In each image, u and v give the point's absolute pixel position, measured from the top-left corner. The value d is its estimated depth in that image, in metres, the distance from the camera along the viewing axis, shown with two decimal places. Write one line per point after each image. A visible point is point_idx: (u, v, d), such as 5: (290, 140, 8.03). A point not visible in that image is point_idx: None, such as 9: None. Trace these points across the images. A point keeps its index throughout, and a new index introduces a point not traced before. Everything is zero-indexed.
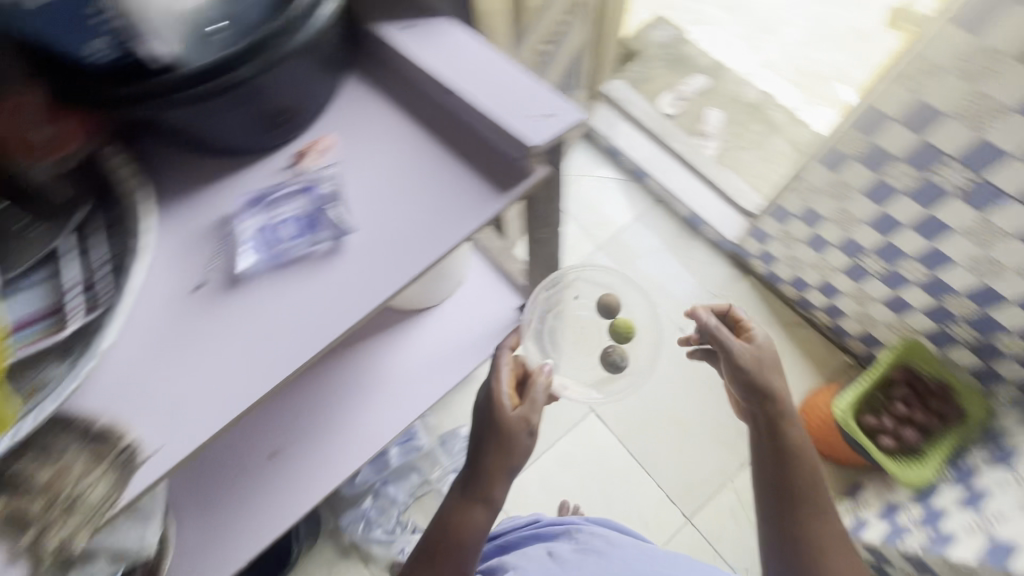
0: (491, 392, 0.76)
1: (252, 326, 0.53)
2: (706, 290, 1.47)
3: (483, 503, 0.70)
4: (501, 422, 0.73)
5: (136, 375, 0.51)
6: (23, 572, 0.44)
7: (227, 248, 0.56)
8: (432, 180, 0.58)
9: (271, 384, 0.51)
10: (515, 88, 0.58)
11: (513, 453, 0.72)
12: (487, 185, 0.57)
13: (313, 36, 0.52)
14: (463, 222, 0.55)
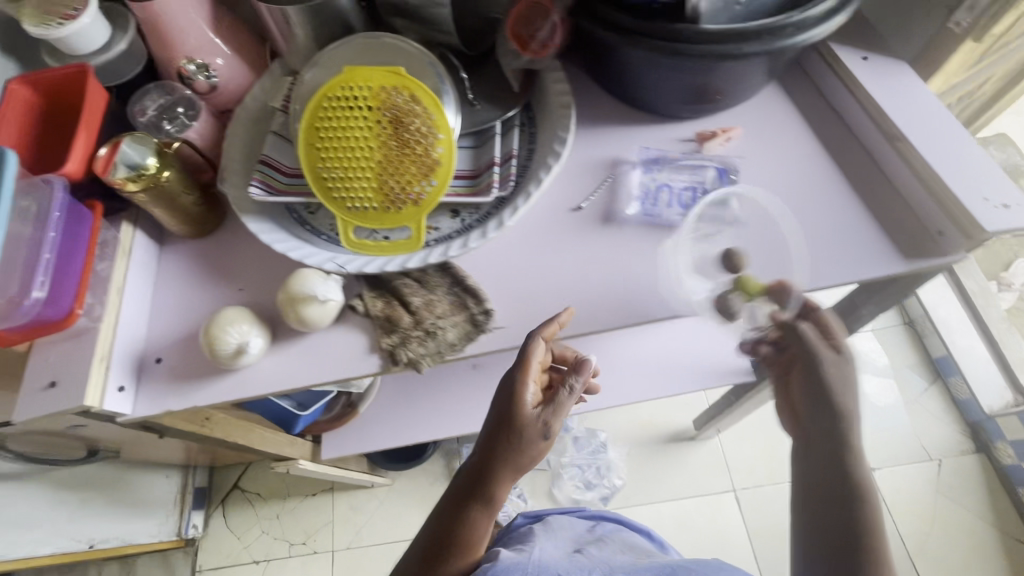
0: (509, 385, 0.57)
1: (612, 265, 0.55)
2: (923, 445, 1.27)
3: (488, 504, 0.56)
4: (514, 422, 0.55)
5: (504, 256, 0.56)
6: (378, 365, 0.53)
7: (613, 188, 0.59)
8: (832, 212, 0.55)
9: (608, 322, 0.53)
10: (975, 166, 0.53)
11: (525, 454, 0.56)
12: (883, 246, 0.53)
13: (807, 42, 0.51)
14: (852, 267, 0.53)
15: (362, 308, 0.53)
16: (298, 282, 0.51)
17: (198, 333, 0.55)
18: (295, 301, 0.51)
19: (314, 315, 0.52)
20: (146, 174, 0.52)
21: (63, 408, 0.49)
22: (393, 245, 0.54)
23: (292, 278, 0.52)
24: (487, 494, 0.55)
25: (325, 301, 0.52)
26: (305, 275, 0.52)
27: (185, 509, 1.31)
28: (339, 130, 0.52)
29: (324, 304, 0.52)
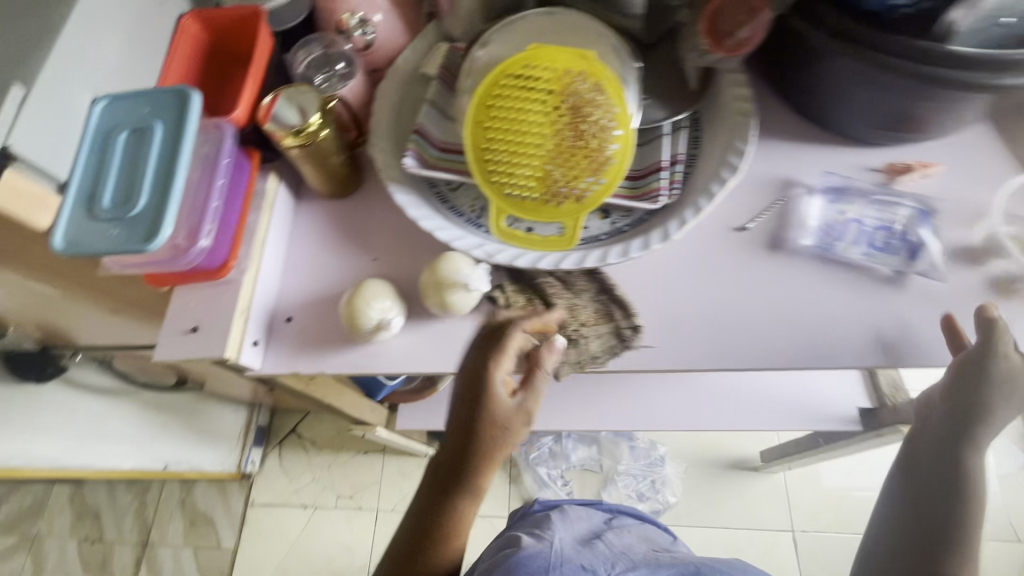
0: (478, 370, 0.47)
1: (776, 298, 0.50)
2: (1013, 525, 1.17)
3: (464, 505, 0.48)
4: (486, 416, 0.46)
5: (657, 269, 0.52)
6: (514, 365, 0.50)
7: (783, 211, 0.54)
8: None
9: (766, 361, 0.49)
10: None
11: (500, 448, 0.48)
12: None
13: None
14: None
15: (502, 301, 0.51)
16: (448, 267, 0.50)
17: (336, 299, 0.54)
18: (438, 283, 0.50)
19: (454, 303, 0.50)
20: (304, 131, 0.51)
21: (203, 355, 0.49)
22: (544, 240, 0.50)
23: (442, 260, 0.50)
24: (461, 493, 0.48)
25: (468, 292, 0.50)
26: (456, 262, 0.50)
27: (247, 444, 1.35)
28: (512, 111, 0.48)
29: (464, 295, 0.50)
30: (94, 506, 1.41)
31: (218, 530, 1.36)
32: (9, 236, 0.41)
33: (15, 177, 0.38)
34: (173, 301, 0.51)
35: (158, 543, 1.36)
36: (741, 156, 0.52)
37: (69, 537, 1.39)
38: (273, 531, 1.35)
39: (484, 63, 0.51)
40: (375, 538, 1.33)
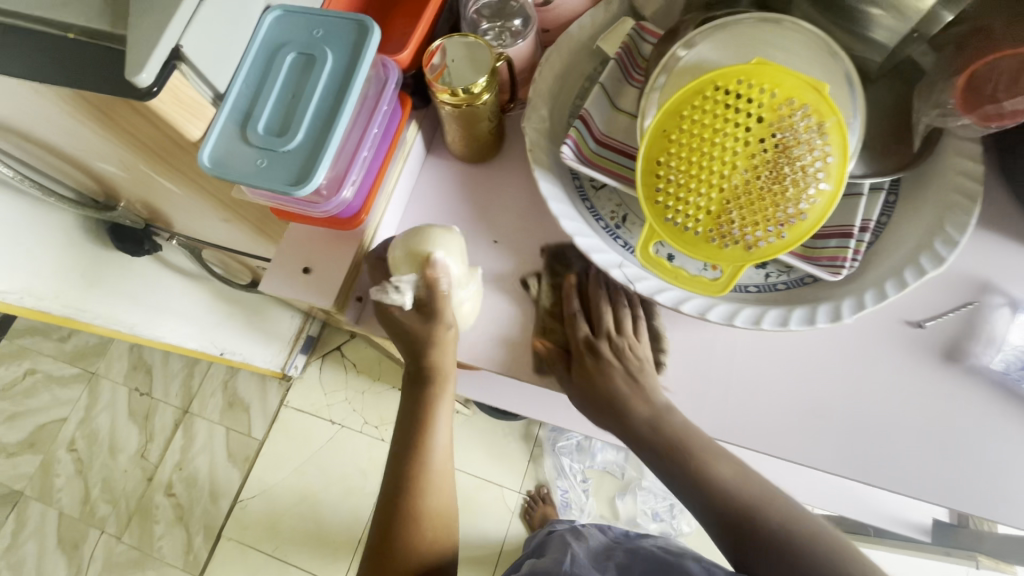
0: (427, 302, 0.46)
1: (934, 418, 0.44)
2: None
3: (433, 424, 0.50)
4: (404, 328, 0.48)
5: (804, 344, 0.46)
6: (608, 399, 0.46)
7: (973, 320, 0.46)
8: None
9: (901, 483, 0.43)
10: None
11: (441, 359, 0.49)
12: None
13: None
14: None
15: (534, 292, 0.50)
16: (398, 256, 0.46)
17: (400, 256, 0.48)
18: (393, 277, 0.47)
19: (393, 304, 0.46)
20: (466, 91, 0.45)
21: (309, 300, 0.47)
22: (691, 278, 0.45)
23: (398, 242, 0.47)
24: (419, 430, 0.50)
25: (405, 298, 0.46)
26: (407, 248, 0.46)
27: (295, 349, 1.40)
28: (708, 130, 0.41)
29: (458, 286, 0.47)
30: (149, 362, 1.51)
31: (251, 418, 1.43)
32: (159, 137, 0.39)
33: (180, 82, 0.35)
34: (288, 234, 0.49)
35: (196, 413, 1.45)
36: (951, 248, 0.44)
37: (122, 383, 1.51)
38: (300, 435, 1.41)
39: (685, 64, 0.44)
40: None
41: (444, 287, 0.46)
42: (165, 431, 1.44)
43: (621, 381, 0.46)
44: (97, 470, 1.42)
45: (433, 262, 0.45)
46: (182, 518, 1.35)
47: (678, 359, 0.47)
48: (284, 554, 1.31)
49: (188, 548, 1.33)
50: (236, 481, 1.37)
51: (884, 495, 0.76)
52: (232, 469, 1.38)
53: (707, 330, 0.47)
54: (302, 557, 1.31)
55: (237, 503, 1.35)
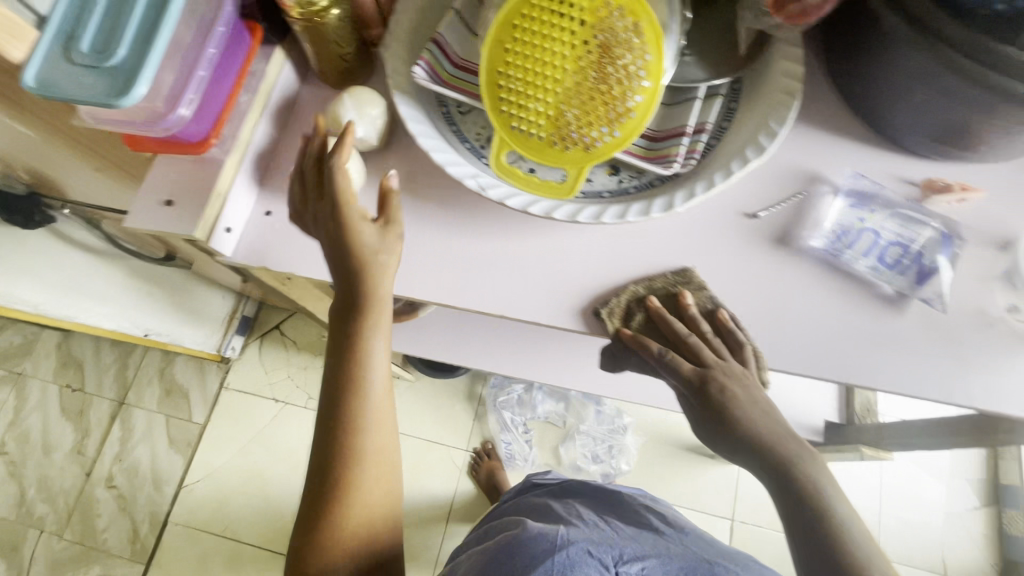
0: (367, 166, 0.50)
1: (768, 295, 0.48)
2: (944, 559, 1.21)
3: (356, 407, 0.48)
4: (350, 236, 0.46)
5: (650, 239, 0.49)
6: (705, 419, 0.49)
7: (802, 206, 0.50)
8: None
9: (740, 355, 0.47)
10: None
11: (382, 284, 0.47)
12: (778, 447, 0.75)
13: None
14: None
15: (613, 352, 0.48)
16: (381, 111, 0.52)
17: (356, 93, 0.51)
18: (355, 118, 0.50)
19: (364, 140, 0.51)
20: (307, 8, 0.47)
21: (172, 231, 0.48)
22: (541, 185, 0.47)
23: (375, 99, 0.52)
24: (344, 410, 0.47)
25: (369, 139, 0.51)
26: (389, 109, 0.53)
27: (230, 330, 1.37)
28: (538, 36, 0.44)
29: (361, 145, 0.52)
30: (79, 358, 1.46)
31: (192, 404, 1.41)
32: None
33: None
34: (152, 170, 0.49)
35: (133, 404, 1.42)
36: (771, 139, 0.48)
37: (52, 381, 1.45)
38: (242, 415, 1.40)
39: None
40: None
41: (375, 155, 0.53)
42: (101, 425, 1.40)
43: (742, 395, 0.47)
44: (32, 471, 1.38)
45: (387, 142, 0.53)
46: (126, 509, 1.33)
47: (536, 262, 0.50)
48: (234, 533, 1.31)
49: (133, 538, 1.31)
50: (179, 467, 1.35)
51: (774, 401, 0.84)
52: (174, 455, 1.36)
53: (567, 233, 0.50)
54: (252, 534, 1.31)
55: (183, 488, 1.34)
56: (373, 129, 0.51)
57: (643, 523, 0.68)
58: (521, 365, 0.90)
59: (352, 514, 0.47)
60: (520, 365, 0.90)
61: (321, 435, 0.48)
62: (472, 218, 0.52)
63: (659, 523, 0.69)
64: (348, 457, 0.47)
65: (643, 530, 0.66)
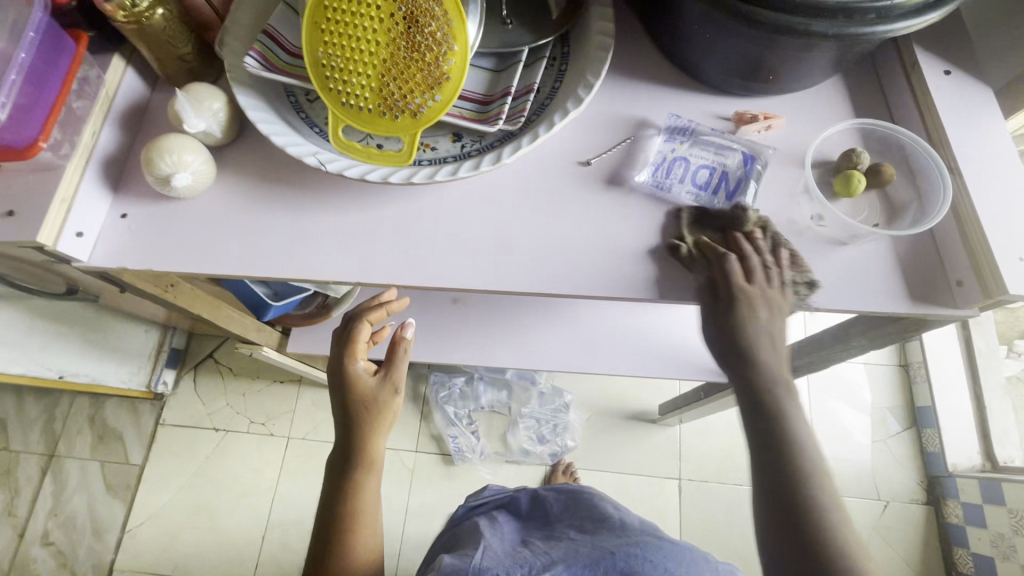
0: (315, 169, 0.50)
1: (610, 239, 0.51)
2: (875, 485, 1.29)
3: (356, 504, 0.58)
4: (359, 395, 0.57)
5: (493, 194, 0.53)
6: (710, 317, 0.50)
7: (630, 149, 0.55)
8: (837, 249, 0.50)
9: (588, 289, 0.50)
10: (1007, 206, 0.48)
11: (386, 412, 0.58)
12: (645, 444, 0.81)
13: (871, 37, 0.44)
14: (842, 300, 0.49)
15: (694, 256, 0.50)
16: (223, 108, 0.53)
17: (195, 91, 0.51)
18: (191, 113, 0.51)
19: (203, 132, 0.52)
20: (133, 9, 0.48)
21: (14, 239, 0.48)
22: (379, 154, 0.50)
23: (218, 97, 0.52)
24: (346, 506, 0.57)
25: (211, 129, 0.52)
26: (232, 103, 0.54)
27: (158, 364, 1.34)
28: (347, 15, 0.47)
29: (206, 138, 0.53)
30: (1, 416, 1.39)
31: (127, 446, 1.36)
32: None
33: None
34: None
35: (64, 455, 1.36)
36: (588, 90, 0.52)
37: None
38: (182, 450, 1.36)
39: None
40: (285, 463, 1.35)
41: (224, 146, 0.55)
42: (32, 481, 1.34)
43: (763, 318, 0.48)
44: None
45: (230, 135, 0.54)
46: (65, 564, 1.27)
47: (391, 228, 0.52)
48: (184, 571, 1.26)
49: None
50: (120, 512, 1.31)
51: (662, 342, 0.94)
52: (113, 500, 1.32)
53: (417, 199, 0.53)
54: (202, 570, 1.26)
55: (126, 534, 1.29)
56: (217, 124, 0.53)
57: (563, 533, 0.69)
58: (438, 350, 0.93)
59: None
60: (437, 350, 0.93)
61: (322, 525, 0.58)
62: (327, 196, 0.54)
63: (575, 526, 0.71)
64: (343, 546, 0.56)
65: (558, 539, 0.67)
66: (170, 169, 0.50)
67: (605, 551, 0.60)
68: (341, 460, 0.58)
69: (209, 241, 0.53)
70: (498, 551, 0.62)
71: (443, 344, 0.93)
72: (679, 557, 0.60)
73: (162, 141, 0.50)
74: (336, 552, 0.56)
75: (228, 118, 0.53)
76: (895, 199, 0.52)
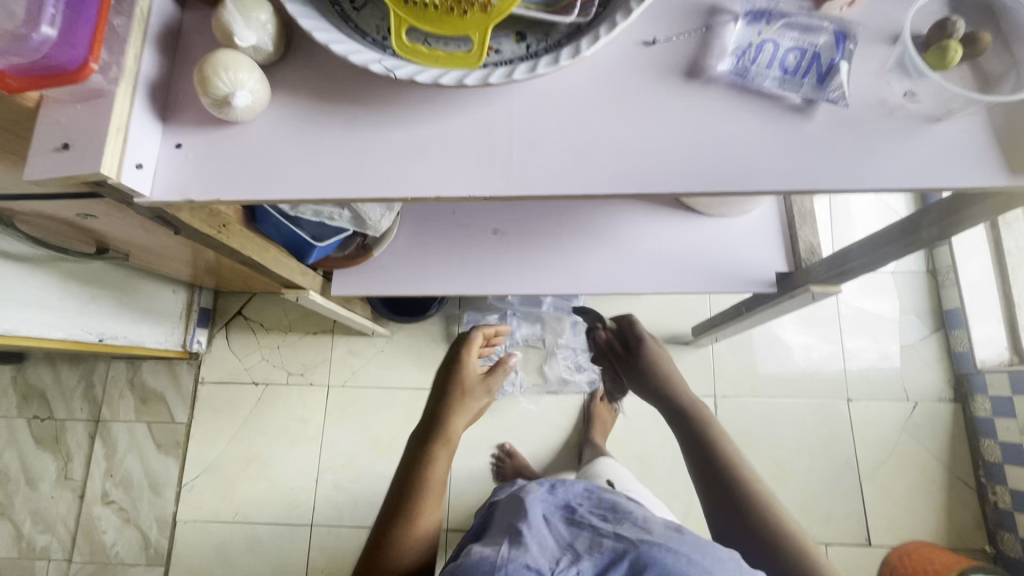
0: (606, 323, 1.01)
1: (694, 136, 0.49)
2: (904, 388, 1.33)
3: (429, 474, 0.70)
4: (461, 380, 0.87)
5: (568, 97, 0.50)
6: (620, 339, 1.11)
7: (707, 38, 0.52)
8: (931, 126, 0.48)
9: (677, 186, 0.48)
10: None
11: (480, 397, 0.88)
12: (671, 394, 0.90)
13: None
14: (937, 178, 0.47)
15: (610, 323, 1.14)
16: (271, 21, 0.49)
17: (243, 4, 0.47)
18: (240, 28, 0.48)
19: (255, 50, 0.49)
20: None
21: (75, 172, 0.45)
22: (449, 56, 0.47)
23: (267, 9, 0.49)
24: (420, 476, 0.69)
25: (264, 45, 0.49)
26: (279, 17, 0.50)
27: (190, 324, 1.33)
28: None
29: (258, 57, 0.50)
30: (40, 387, 1.40)
31: (171, 405, 1.38)
32: None
33: None
34: (44, 116, 0.47)
35: (109, 419, 1.38)
36: None
37: (17, 417, 1.39)
38: (225, 406, 1.38)
39: None
40: (328, 410, 1.38)
41: (274, 64, 0.52)
42: (82, 447, 1.36)
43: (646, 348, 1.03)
44: (22, 507, 1.34)
45: (282, 52, 0.51)
46: (129, 519, 1.31)
47: (463, 139, 0.50)
48: (245, 517, 1.31)
49: (145, 545, 1.30)
50: (174, 468, 1.34)
51: (715, 255, 0.92)
52: (165, 458, 1.35)
53: (487, 105, 0.51)
54: (261, 515, 1.31)
55: (183, 487, 1.33)
56: (268, 38, 0.49)
57: (596, 512, 0.60)
58: (486, 284, 0.93)
59: (408, 564, 0.63)
60: (485, 283, 0.93)
61: (396, 493, 0.69)
62: (390, 111, 0.51)
63: (599, 511, 0.60)
64: (416, 501, 0.67)
65: (579, 525, 0.57)
66: (228, 88, 0.47)
67: (625, 542, 0.52)
68: (424, 436, 0.75)
69: (274, 165, 0.50)
70: (531, 534, 0.54)
71: (491, 276, 0.92)
72: (715, 557, 0.50)
73: (215, 57, 0.46)
74: (409, 513, 0.66)
75: (279, 34, 0.50)
76: (989, 70, 0.50)
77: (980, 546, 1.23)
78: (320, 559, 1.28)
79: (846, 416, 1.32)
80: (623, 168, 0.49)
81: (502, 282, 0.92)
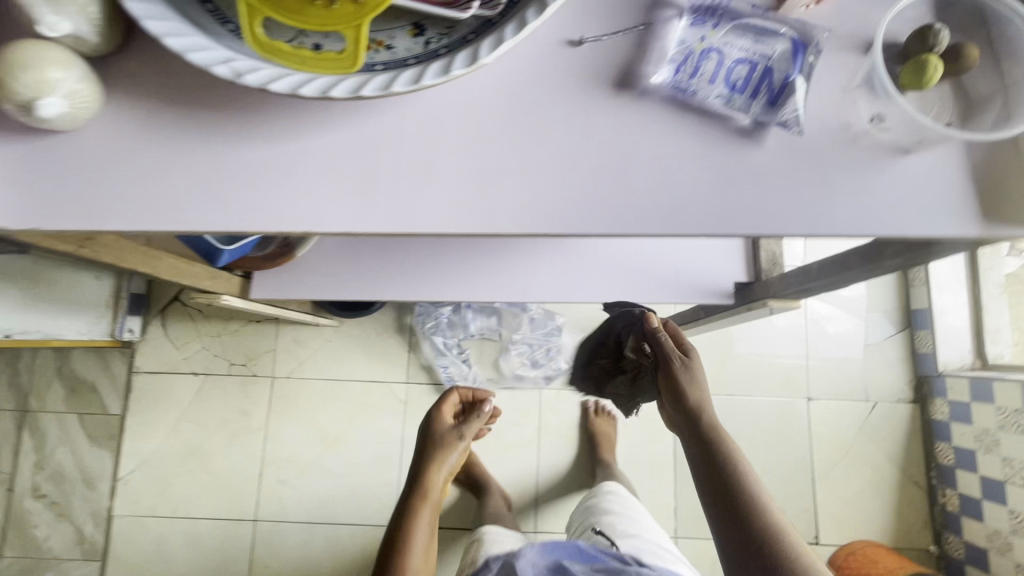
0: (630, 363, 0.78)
1: (619, 164, 0.41)
2: (865, 388, 1.30)
3: (411, 527, 0.66)
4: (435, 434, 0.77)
5: (472, 109, 0.42)
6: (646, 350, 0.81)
7: (644, 40, 0.43)
8: (899, 161, 0.41)
9: (596, 226, 0.40)
10: None
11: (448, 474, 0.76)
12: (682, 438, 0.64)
13: None
14: (898, 224, 0.40)
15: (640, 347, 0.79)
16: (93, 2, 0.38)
17: None
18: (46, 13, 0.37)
19: (75, 40, 0.39)
20: None
21: None
22: (315, 58, 0.38)
23: None
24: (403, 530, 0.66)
25: (86, 34, 0.39)
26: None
27: (119, 312, 1.23)
28: None
29: (82, 48, 0.40)
30: None
31: (103, 396, 1.30)
32: None
33: None
34: None
35: (37, 410, 1.29)
36: None
37: None
38: (163, 397, 1.31)
39: None
40: (272, 403, 1.31)
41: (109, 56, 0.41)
42: (8, 438, 1.29)
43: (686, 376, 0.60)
44: None
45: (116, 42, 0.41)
46: (62, 514, 1.25)
47: (343, 160, 0.41)
48: (186, 512, 1.27)
49: (80, 540, 1.25)
50: (108, 462, 1.28)
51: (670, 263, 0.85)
52: (99, 451, 1.28)
53: (374, 117, 0.42)
54: (202, 510, 1.27)
55: (118, 482, 1.27)
56: (89, 25, 0.39)
57: None
58: (422, 288, 0.84)
59: None
60: (420, 288, 0.84)
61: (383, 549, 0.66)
62: (256, 121, 0.42)
63: None
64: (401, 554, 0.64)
65: None
66: (30, 92, 0.37)
67: None
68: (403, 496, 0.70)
69: (106, 184, 0.41)
70: None
71: (427, 280, 0.84)
72: None
73: (14, 53, 0.36)
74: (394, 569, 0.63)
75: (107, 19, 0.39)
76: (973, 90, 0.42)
77: (924, 543, 1.24)
78: (264, 555, 1.25)
79: (805, 415, 1.30)
80: (533, 202, 0.40)
81: (439, 287, 0.84)
